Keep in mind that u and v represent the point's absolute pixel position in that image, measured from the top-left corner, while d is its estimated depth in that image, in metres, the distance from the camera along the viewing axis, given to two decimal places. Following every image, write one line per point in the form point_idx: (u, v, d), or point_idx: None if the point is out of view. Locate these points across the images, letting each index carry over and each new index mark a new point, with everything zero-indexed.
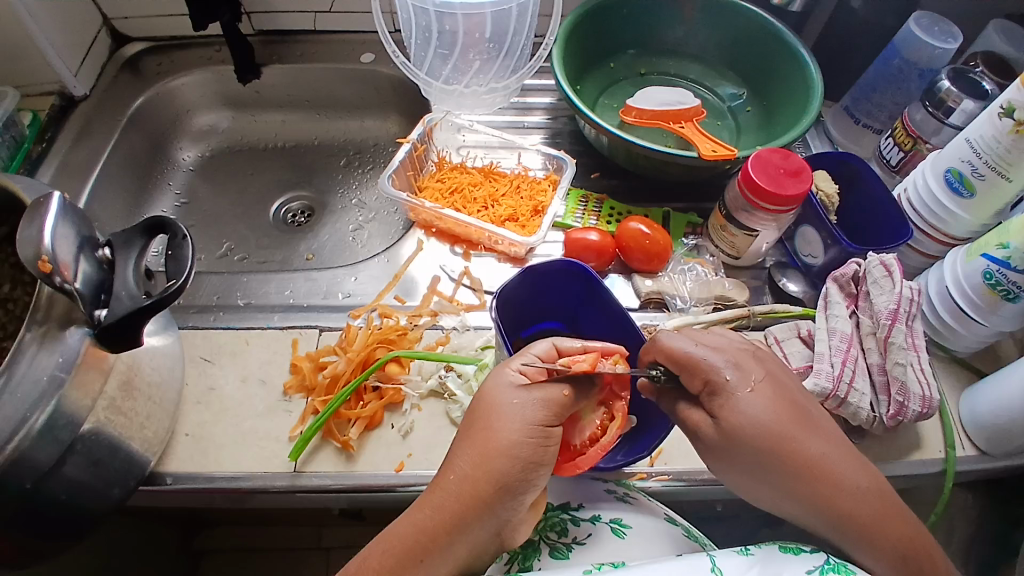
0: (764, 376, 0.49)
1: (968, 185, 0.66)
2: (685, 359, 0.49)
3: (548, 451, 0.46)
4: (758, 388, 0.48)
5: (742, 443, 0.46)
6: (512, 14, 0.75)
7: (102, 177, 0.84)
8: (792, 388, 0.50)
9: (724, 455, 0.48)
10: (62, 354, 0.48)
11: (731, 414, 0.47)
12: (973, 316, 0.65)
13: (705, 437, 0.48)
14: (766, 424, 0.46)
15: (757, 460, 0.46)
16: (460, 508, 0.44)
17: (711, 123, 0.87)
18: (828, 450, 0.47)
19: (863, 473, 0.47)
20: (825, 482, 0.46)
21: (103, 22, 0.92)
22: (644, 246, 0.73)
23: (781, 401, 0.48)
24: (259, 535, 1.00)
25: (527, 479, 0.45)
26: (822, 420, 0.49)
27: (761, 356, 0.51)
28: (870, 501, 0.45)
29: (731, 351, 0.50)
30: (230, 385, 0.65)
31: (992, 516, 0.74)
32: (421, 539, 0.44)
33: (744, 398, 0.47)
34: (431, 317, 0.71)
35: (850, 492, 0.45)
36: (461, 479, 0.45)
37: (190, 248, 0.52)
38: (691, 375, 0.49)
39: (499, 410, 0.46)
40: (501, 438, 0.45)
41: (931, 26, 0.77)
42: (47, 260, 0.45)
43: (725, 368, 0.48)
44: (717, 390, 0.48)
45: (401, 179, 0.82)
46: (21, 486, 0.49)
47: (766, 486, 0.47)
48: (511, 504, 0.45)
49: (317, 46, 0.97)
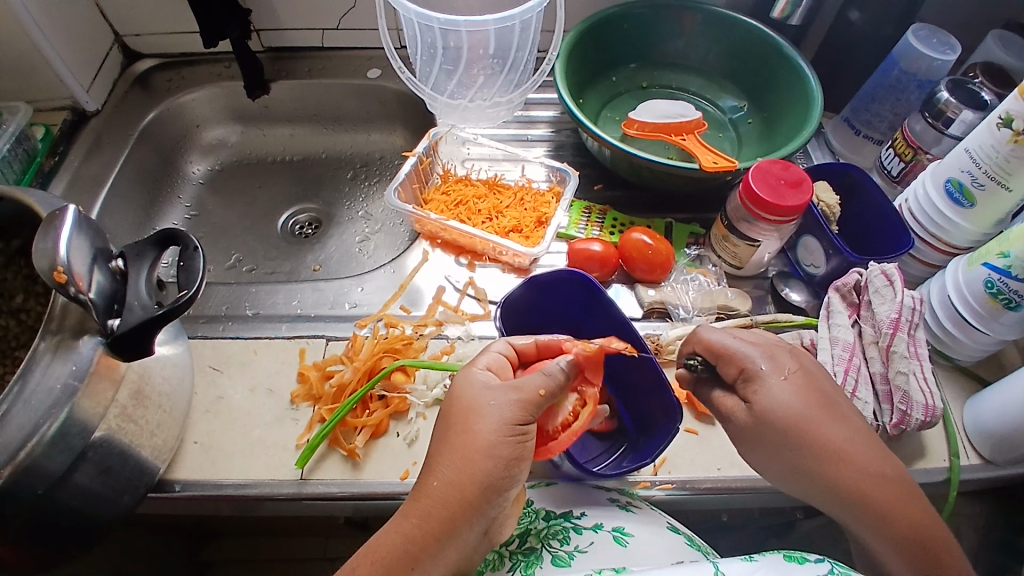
0: (797, 367, 0.51)
1: (968, 195, 0.67)
2: (722, 350, 0.52)
3: (526, 445, 0.48)
4: (790, 377, 0.50)
5: (770, 426, 0.48)
6: (515, 30, 0.76)
7: (114, 190, 0.85)
8: (824, 381, 0.51)
9: (752, 438, 0.50)
10: (75, 363, 0.49)
11: (761, 399, 0.49)
12: (976, 325, 0.65)
13: (736, 421, 0.51)
14: (795, 411, 0.48)
15: (783, 444, 0.48)
16: (448, 514, 0.45)
17: (713, 135, 0.88)
18: (851, 436, 0.48)
19: (884, 461, 0.48)
20: (845, 466, 0.47)
21: (115, 39, 0.94)
22: (647, 256, 0.73)
23: (811, 391, 0.50)
24: (265, 546, 1.00)
25: (509, 477, 0.47)
26: (851, 411, 0.50)
27: (796, 351, 0.53)
28: (889, 488, 0.47)
29: (766, 343, 0.52)
30: (239, 395, 0.66)
31: (1001, 525, 0.74)
32: (410, 548, 0.44)
33: (775, 385, 0.49)
34: (436, 327, 0.72)
35: (870, 477, 0.47)
36: (446, 485, 0.45)
37: (200, 259, 0.54)
38: (727, 363, 0.52)
39: (477, 413, 0.47)
40: (480, 440, 0.46)
41: (929, 38, 0.78)
42: (61, 271, 0.46)
43: (759, 358, 0.51)
44: (751, 377, 0.50)
45: (407, 191, 0.83)
46: (33, 493, 0.49)
47: (788, 468, 0.49)
48: (496, 503, 0.46)
49: (324, 62, 0.99)
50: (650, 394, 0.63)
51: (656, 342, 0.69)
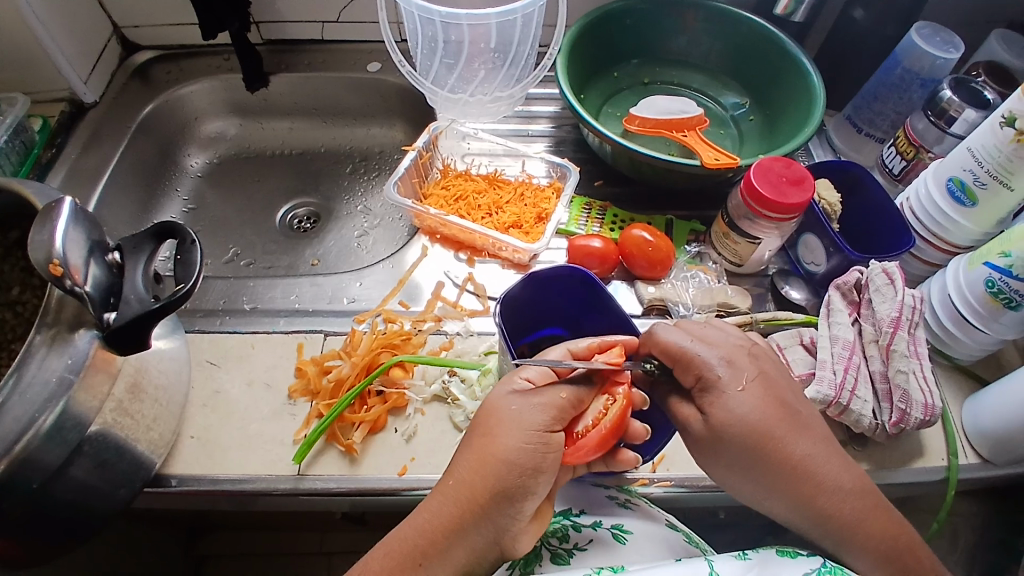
0: (756, 375, 0.49)
1: (970, 194, 0.66)
2: (680, 355, 0.49)
3: (549, 457, 0.46)
4: (748, 387, 0.48)
5: (728, 439, 0.47)
6: (516, 24, 0.75)
7: (112, 183, 0.85)
8: (783, 386, 0.50)
9: (709, 450, 0.48)
10: (71, 356, 0.49)
11: (720, 411, 0.47)
12: (975, 324, 0.65)
13: (693, 432, 0.49)
14: (754, 423, 0.47)
15: (741, 457, 0.47)
16: (457, 514, 0.45)
17: (714, 132, 0.87)
18: (812, 451, 0.48)
19: (846, 472, 0.48)
20: (807, 481, 0.47)
21: (114, 31, 0.93)
22: (647, 253, 0.73)
23: (770, 400, 0.48)
24: (262, 540, 1.00)
25: (524, 487, 0.45)
26: (811, 420, 0.49)
27: (754, 354, 0.51)
28: (851, 501, 0.47)
29: (725, 347, 0.50)
30: (237, 389, 0.66)
31: (998, 524, 0.74)
32: (420, 543, 0.45)
33: (734, 396, 0.48)
34: (434, 322, 0.72)
35: (832, 490, 0.47)
36: (458, 485, 0.46)
37: (198, 252, 0.53)
38: (685, 370, 0.49)
39: (497, 415, 0.47)
40: (500, 445, 0.45)
41: (932, 36, 0.78)
42: (57, 263, 0.46)
43: (717, 366, 0.48)
44: (708, 387, 0.48)
45: (407, 185, 0.82)
46: (29, 486, 0.49)
47: (748, 480, 0.48)
48: (508, 512, 0.45)
49: (324, 55, 0.98)
50: None
51: None
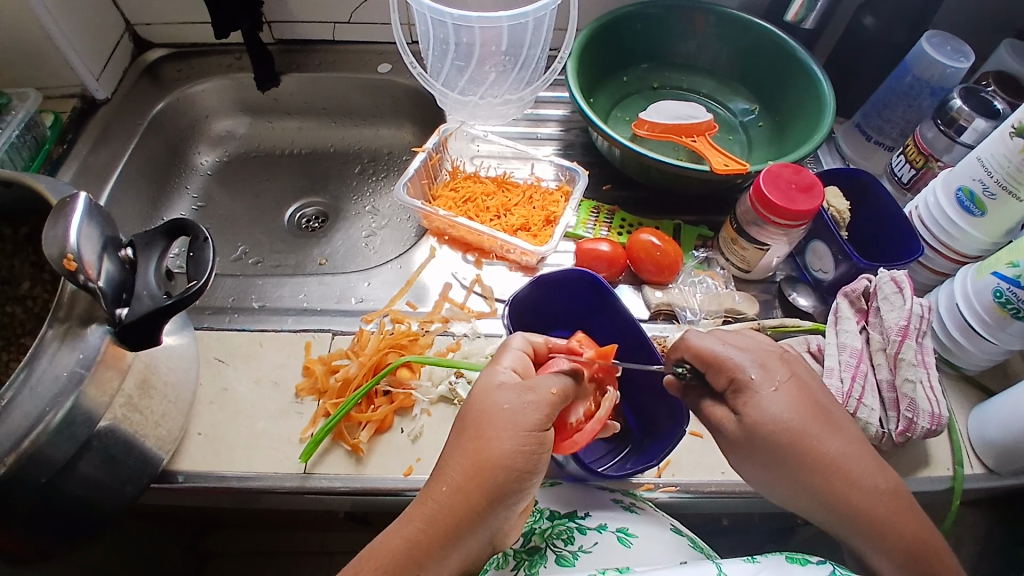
0: (788, 376, 0.50)
1: (979, 204, 0.66)
2: (713, 358, 0.50)
3: (542, 458, 0.47)
4: (781, 387, 0.49)
5: (761, 438, 0.47)
6: (528, 28, 0.76)
7: (122, 180, 0.85)
8: (817, 389, 0.50)
9: (742, 451, 0.49)
10: (83, 352, 0.49)
11: (753, 411, 0.48)
12: (982, 334, 0.65)
13: (726, 433, 0.50)
14: (788, 423, 0.47)
15: (775, 455, 0.47)
16: (452, 521, 0.44)
17: (723, 137, 0.87)
18: (845, 449, 0.48)
19: (880, 474, 0.48)
20: (841, 480, 0.47)
21: (127, 28, 0.94)
22: (654, 257, 0.73)
23: (805, 401, 0.49)
24: (264, 538, 1.01)
25: (518, 489, 0.46)
26: (844, 422, 0.50)
27: (787, 358, 0.52)
28: (885, 502, 0.47)
29: (757, 351, 0.51)
30: (244, 386, 0.66)
31: (1003, 536, 0.74)
32: (413, 552, 0.44)
33: (768, 396, 0.48)
34: (442, 323, 0.72)
35: (865, 490, 0.47)
36: (454, 491, 0.45)
37: (210, 250, 0.54)
38: (718, 372, 0.50)
39: (490, 418, 0.46)
40: (494, 449, 0.45)
41: (943, 45, 0.78)
42: (71, 258, 0.46)
43: (751, 367, 0.49)
44: (742, 388, 0.49)
45: (415, 186, 0.83)
46: (38, 480, 0.49)
47: (781, 480, 0.48)
48: (502, 514, 0.46)
49: (334, 55, 0.98)
50: (656, 396, 0.63)
51: (663, 344, 0.70)
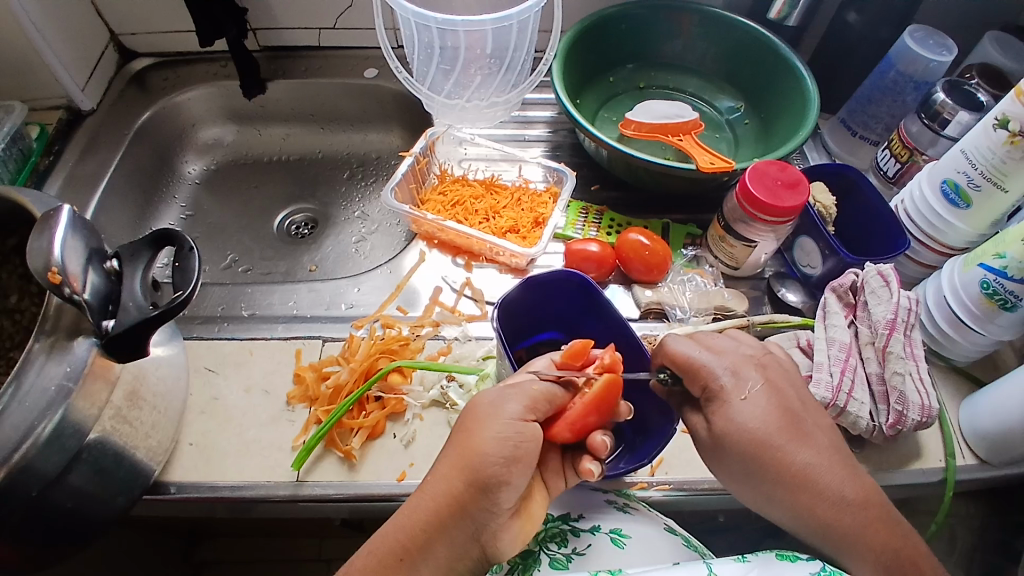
0: (761, 384, 0.50)
1: (964, 196, 0.67)
2: (687, 365, 0.51)
3: (525, 449, 0.46)
4: (752, 397, 0.49)
5: (728, 447, 0.48)
6: (512, 30, 0.76)
7: (110, 190, 0.85)
8: (792, 396, 0.51)
9: (713, 459, 0.50)
10: (70, 364, 0.49)
11: (722, 420, 0.49)
12: (971, 326, 0.65)
13: (700, 439, 0.51)
14: (754, 433, 0.48)
15: (742, 465, 0.48)
16: (433, 508, 0.45)
17: (709, 136, 0.88)
18: (813, 460, 0.48)
19: (851, 483, 0.48)
20: (807, 491, 0.47)
21: (111, 38, 0.93)
22: (644, 256, 0.73)
23: (776, 410, 0.49)
24: (261, 547, 1.00)
25: (500, 478, 0.45)
26: (817, 429, 0.50)
27: (764, 363, 0.52)
28: (853, 512, 0.47)
29: (733, 357, 0.51)
30: (234, 395, 0.66)
31: (997, 526, 0.74)
32: (400, 539, 0.46)
33: (736, 406, 0.49)
34: (432, 327, 0.72)
35: (833, 501, 0.47)
36: (436, 479, 0.46)
37: (196, 260, 0.53)
38: (693, 380, 0.51)
39: (473, 410, 0.48)
40: (475, 436, 0.46)
41: (926, 39, 0.78)
42: (56, 272, 0.46)
43: (722, 375, 0.50)
44: (713, 396, 0.50)
45: (404, 191, 0.83)
46: (28, 494, 0.49)
47: (750, 487, 0.49)
48: (484, 504, 0.45)
49: (321, 61, 0.98)
50: (644, 396, 0.63)
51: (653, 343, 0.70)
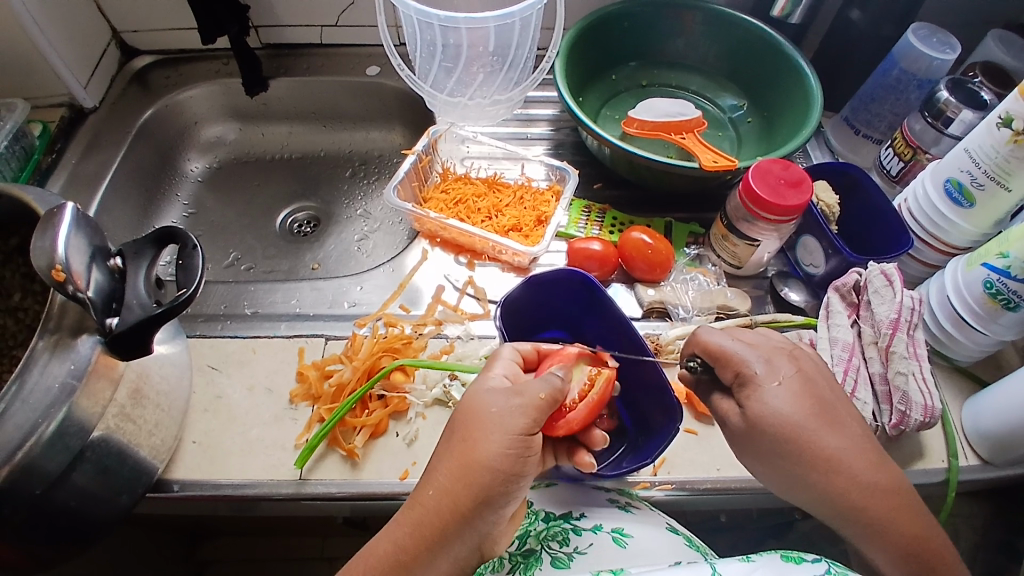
0: (794, 372, 0.50)
1: (967, 195, 0.67)
2: (719, 353, 0.52)
3: (530, 461, 0.47)
4: (786, 382, 0.49)
5: (762, 432, 0.48)
6: (514, 28, 0.75)
7: (111, 188, 0.85)
8: (823, 386, 0.51)
9: (746, 444, 0.50)
10: (73, 363, 0.49)
11: (757, 405, 0.49)
12: (974, 325, 0.65)
13: (732, 425, 0.51)
14: (789, 418, 0.48)
15: (774, 450, 0.48)
16: (439, 524, 0.45)
17: (712, 134, 0.88)
18: (846, 446, 0.48)
19: (882, 470, 0.47)
20: (839, 476, 0.47)
21: (112, 36, 0.93)
22: (647, 255, 0.73)
23: (808, 397, 0.49)
24: (263, 545, 1.01)
25: (506, 492, 0.46)
26: (849, 418, 0.50)
27: (797, 355, 0.52)
28: (885, 498, 0.47)
29: (765, 347, 0.52)
30: (237, 394, 0.66)
31: (999, 525, 0.74)
32: (401, 557, 0.45)
33: (771, 391, 0.49)
34: (435, 326, 0.72)
35: (865, 486, 0.47)
36: (440, 495, 0.45)
37: (199, 258, 0.53)
38: (725, 367, 0.52)
39: (477, 419, 0.47)
40: (481, 450, 0.45)
41: (929, 38, 0.78)
42: (59, 269, 0.46)
43: (756, 362, 0.50)
44: (746, 382, 0.50)
45: (407, 189, 0.83)
46: (32, 493, 0.49)
47: (781, 470, 0.48)
48: (490, 518, 0.46)
49: (323, 59, 0.98)
50: (648, 395, 0.63)
51: (656, 341, 0.70)
